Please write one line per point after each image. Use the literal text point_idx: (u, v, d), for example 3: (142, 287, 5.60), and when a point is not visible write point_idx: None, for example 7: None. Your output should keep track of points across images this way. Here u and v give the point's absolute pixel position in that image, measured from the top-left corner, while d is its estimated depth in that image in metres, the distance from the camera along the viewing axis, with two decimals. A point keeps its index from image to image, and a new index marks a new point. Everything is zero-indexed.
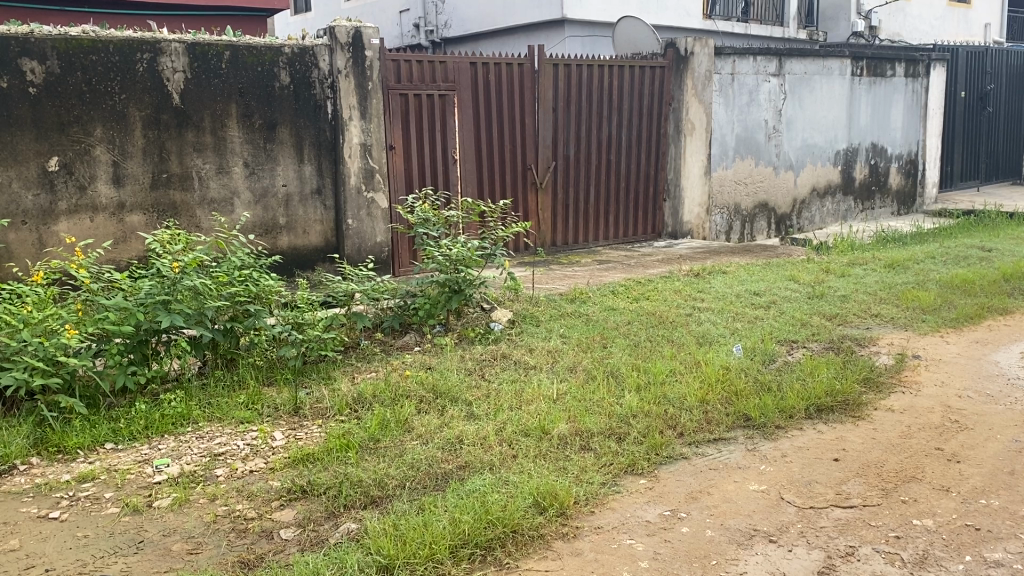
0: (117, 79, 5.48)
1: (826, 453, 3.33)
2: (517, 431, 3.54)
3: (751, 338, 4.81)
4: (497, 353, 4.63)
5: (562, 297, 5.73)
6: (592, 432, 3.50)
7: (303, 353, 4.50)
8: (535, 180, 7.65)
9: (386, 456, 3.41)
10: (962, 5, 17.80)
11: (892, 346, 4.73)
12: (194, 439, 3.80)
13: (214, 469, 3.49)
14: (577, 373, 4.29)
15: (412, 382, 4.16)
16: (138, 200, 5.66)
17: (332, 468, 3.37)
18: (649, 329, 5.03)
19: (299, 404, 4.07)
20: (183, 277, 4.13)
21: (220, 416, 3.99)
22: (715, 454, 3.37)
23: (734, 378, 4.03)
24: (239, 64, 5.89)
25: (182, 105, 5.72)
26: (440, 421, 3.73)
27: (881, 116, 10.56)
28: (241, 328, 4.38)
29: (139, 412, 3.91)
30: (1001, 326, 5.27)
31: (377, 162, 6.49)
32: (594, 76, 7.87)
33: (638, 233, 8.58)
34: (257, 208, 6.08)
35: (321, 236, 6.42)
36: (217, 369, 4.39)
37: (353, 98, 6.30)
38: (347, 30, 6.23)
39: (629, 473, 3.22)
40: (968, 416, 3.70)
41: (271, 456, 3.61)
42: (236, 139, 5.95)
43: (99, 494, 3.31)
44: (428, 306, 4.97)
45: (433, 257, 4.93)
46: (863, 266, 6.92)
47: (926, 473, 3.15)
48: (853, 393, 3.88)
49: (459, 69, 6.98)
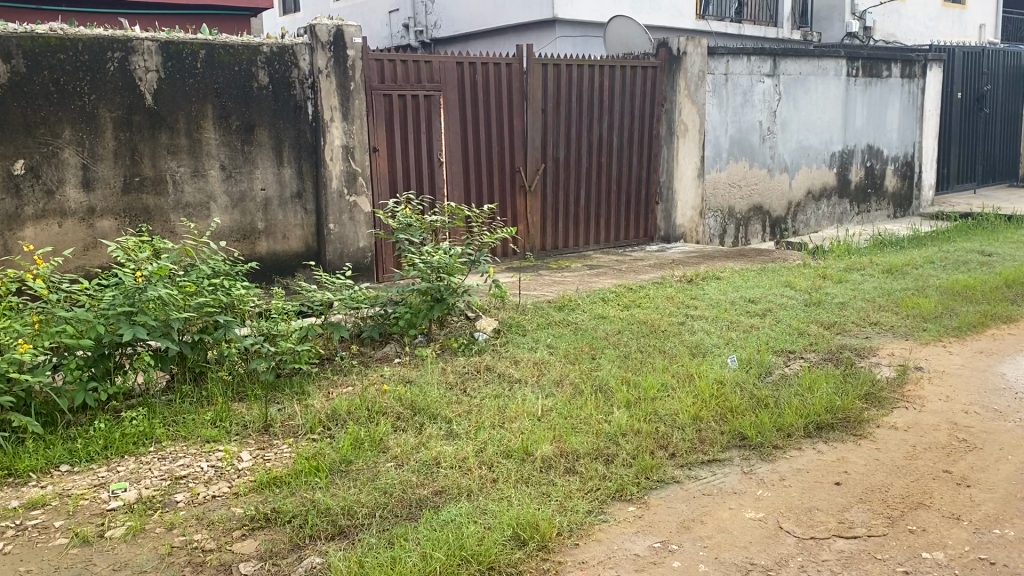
0: (87, 79, 5.24)
1: (828, 476, 3.12)
2: (499, 452, 3.32)
3: (746, 348, 4.61)
4: (480, 365, 4.41)
5: (550, 305, 5.51)
6: (578, 453, 3.28)
7: (275, 366, 4.28)
8: (524, 183, 7.43)
9: (357, 481, 3.19)
10: (957, 6, 17.68)
11: (893, 357, 4.53)
12: (156, 460, 3.56)
13: (174, 494, 3.26)
14: (564, 388, 4.07)
15: (389, 398, 3.93)
16: (109, 205, 5.43)
17: (300, 493, 3.14)
18: (640, 339, 4.82)
19: (270, 421, 3.86)
20: (148, 286, 3.89)
21: (185, 435, 3.77)
22: (709, 478, 3.16)
23: (728, 393, 3.82)
24: (215, 64, 5.66)
25: (155, 106, 5.49)
26: (417, 440, 3.52)
27: (877, 117, 10.39)
28: (211, 340, 4.15)
29: (99, 431, 3.68)
30: (1006, 335, 5.08)
31: (360, 165, 6.28)
32: (584, 76, 7.66)
33: (630, 237, 8.38)
34: (235, 212, 5.86)
35: (301, 241, 6.20)
36: (184, 383, 4.15)
37: (334, 99, 6.08)
38: (328, 29, 6.00)
39: (616, 499, 3.00)
40: (978, 434, 3.50)
41: (236, 479, 3.38)
42: (212, 141, 5.72)
43: (49, 522, 3.08)
44: (409, 315, 4.76)
45: (415, 264, 4.71)
46: (860, 271, 6.74)
47: (935, 499, 2.94)
48: (854, 409, 3.67)
49: (445, 69, 6.76)
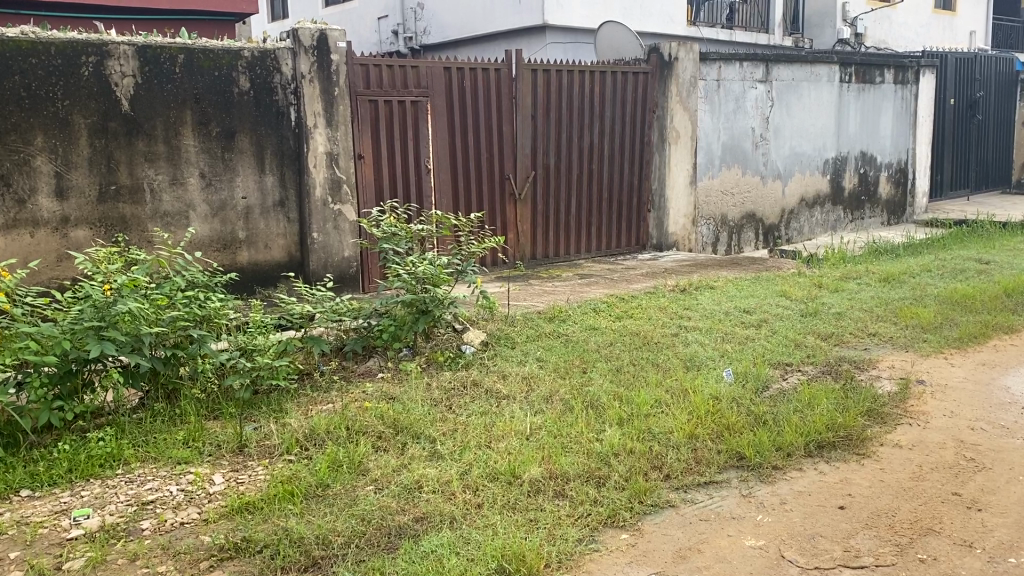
0: (60, 84, 5.05)
1: (831, 499, 2.96)
2: (484, 475, 3.15)
3: (742, 361, 4.45)
4: (467, 380, 4.23)
5: (540, 316, 5.34)
6: (568, 476, 3.11)
7: (252, 382, 4.09)
8: (513, 191, 7.28)
9: (334, 507, 3.01)
10: (947, 13, 17.65)
11: (893, 369, 4.38)
12: (123, 484, 3.36)
13: (140, 521, 3.07)
14: (553, 404, 3.90)
15: (371, 415, 3.74)
16: (83, 214, 5.23)
17: (273, 520, 2.96)
18: (633, 351, 4.66)
19: (245, 440, 3.67)
20: (118, 300, 3.69)
21: (156, 456, 3.58)
22: (706, 501, 2.99)
23: (724, 410, 3.66)
24: (194, 69, 5.49)
25: (132, 112, 5.31)
26: (398, 461, 3.34)
27: (871, 123, 10.29)
28: (184, 356, 3.96)
29: (63, 453, 3.49)
30: (1009, 346, 4.93)
31: (345, 172, 6.09)
32: (574, 81, 7.52)
33: (621, 246, 8.24)
34: (214, 222, 5.68)
35: (284, 251, 6.02)
36: (156, 401, 3.96)
37: (318, 104, 5.90)
38: (312, 32, 5.81)
39: (608, 526, 2.83)
40: (986, 453, 3.34)
41: (206, 504, 3.19)
42: (192, 149, 5.54)
43: (3, 553, 2.88)
44: (393, 328, 4.56)
45: (398, 275, 4.52)
46: (856, 280, 6.60)
47: (945, 524, 2.78)
48: (856, 426, 3.52)
49: (433, 75, 6.60)
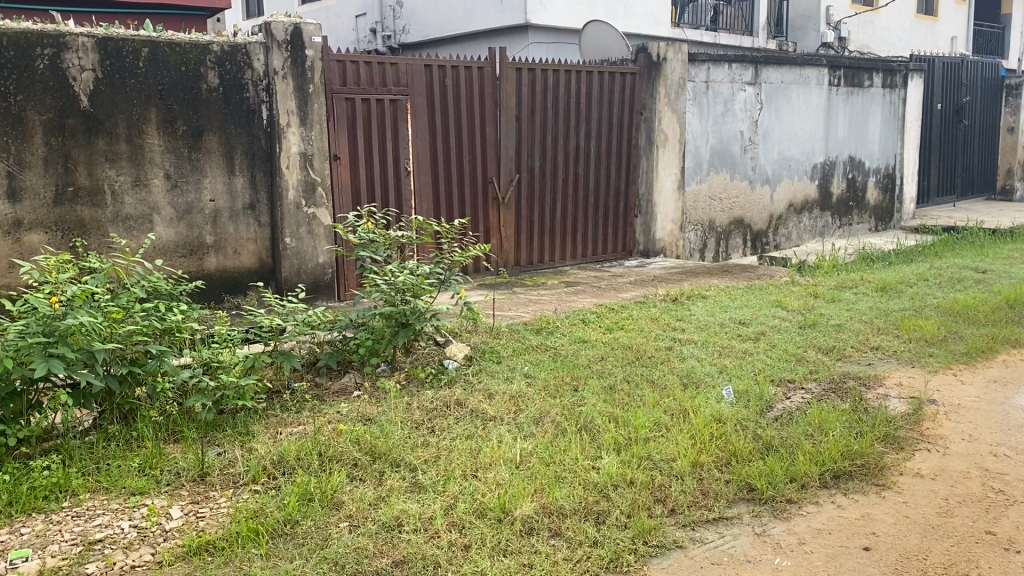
0: (11, 77, 4.68)
1: (853, 538, 2.72)
2: (471, 510, 2.86)
3: (743, 377, 4.19)
4: (450, 400, 3.91)
5: (527, 328, 5.05)
6: (564, 512, 2.84)
7: (215, 403, 3.73)
8: (497, 195, 6.99)
9: (303, 548, 2.71)
10: (930, 18, 17.65)
11: (902, 387, 4.14)
12: (69, 519, 3.00)
13: (85, 565, 2.72)
14: (544, 426, 3.60)
15: (345, 440, 3.43)
16: (38, 217, 4.86)
17: (235, 565, 2.65)
18: (627, 367, 4.38)
19: (206, 468, 3.34)
20: (68, 314, 3.33)
21: (108, 485, 3.22)
22: (717, 541, 2.73)
23: (729, 434, 3.39)
24: (160, 63, 5.14)
25: (91, 109, 4.95)
26: (376, 493, 3.04)
27: (859, 127, 10.12)
28: (141, 374, 3.61)
29: (2, 483, 3.12)
30: (1018, 361, 4.71)
31: (320, 174, 5.74)
32: (560, 82, 7.24)
33: (608, 253, 7.96)
34: (180, 225, 5.33)
35: (254, 257, 5.68)
36: (111, 423, 3.61)
37: (291, 102, 5.55)
38: (285, 26, 5.46)
39: (610, 571, 2.57)
40: (1013, 483, 3.11)
41: (161, 544, 2.85)
42: (156, 148, 5.19)
43: None
44: (371, 342, 4.24)
45: (376, 285, 4.21)
46: (852, 289, 6.39)
47: (982, 569, 2.55)
48: (873, 453, 3.27)
49: (413, 72, 6.28)
